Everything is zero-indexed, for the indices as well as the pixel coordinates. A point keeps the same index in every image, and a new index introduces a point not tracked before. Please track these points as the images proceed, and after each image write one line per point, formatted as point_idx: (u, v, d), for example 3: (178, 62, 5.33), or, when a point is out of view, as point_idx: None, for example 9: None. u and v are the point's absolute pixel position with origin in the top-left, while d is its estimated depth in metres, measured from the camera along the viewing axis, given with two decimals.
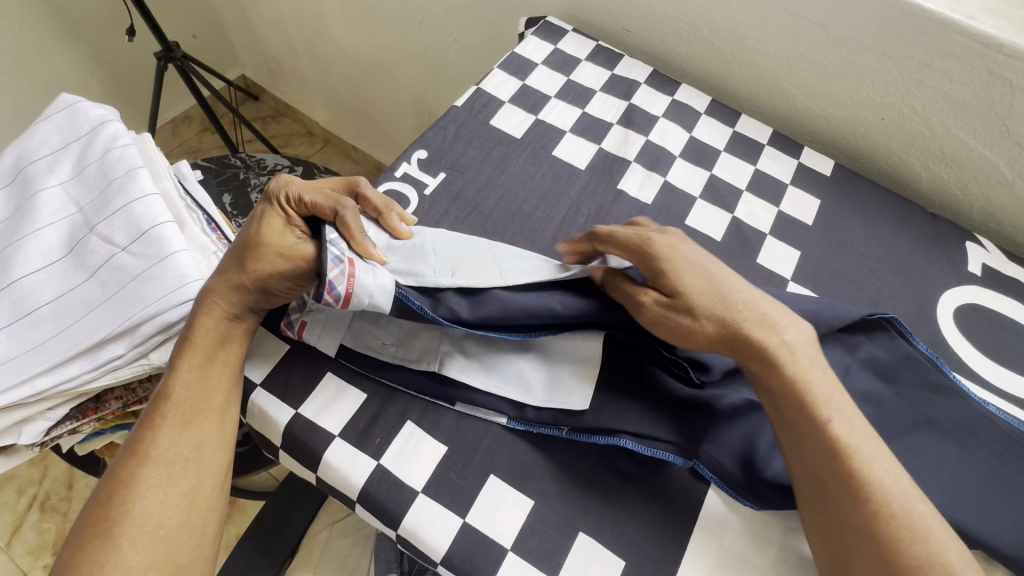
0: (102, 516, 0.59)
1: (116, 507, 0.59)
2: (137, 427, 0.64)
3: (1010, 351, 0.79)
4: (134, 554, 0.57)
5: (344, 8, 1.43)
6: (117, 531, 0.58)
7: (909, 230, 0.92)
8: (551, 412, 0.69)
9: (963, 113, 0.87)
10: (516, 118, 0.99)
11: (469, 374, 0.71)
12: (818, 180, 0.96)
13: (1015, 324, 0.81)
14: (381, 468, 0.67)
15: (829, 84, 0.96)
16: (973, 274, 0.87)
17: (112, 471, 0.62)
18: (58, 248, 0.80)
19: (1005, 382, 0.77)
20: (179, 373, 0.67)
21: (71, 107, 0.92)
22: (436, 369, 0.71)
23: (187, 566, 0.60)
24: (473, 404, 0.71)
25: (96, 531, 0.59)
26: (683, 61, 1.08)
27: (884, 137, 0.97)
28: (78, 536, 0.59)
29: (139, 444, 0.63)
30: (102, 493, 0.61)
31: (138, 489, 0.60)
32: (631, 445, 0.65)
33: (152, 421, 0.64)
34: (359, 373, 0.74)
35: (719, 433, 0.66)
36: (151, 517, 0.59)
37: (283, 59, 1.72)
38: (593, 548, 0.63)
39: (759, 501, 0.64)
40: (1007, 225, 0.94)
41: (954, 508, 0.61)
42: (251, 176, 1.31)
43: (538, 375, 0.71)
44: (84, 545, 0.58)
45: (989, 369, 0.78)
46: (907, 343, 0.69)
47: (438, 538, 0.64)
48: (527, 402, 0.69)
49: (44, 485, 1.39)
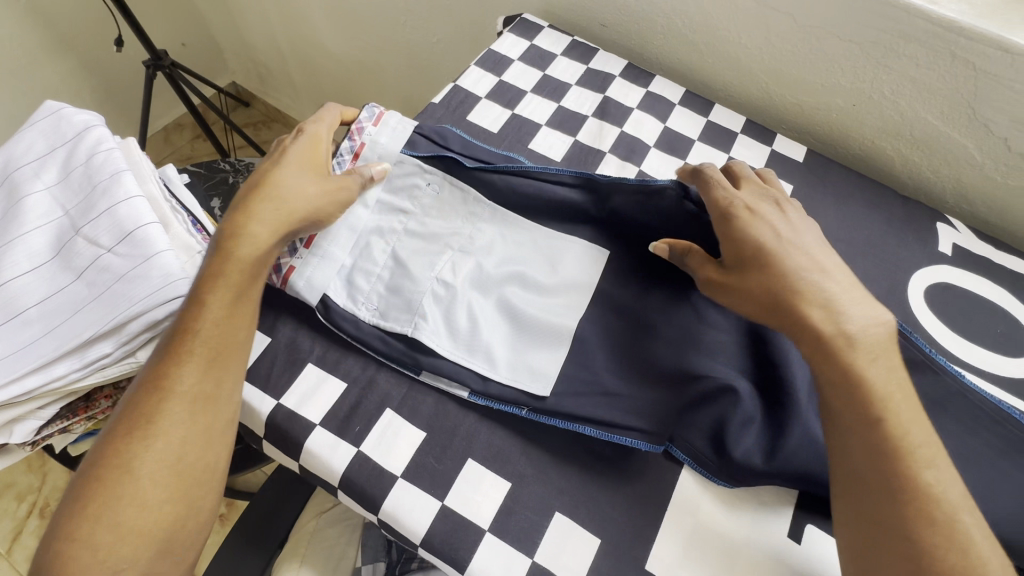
0: (98, 472, 0.46)
1: (124, 450, 0.46)
2: (153, 358, 0.50)
3: (995, 332, 0.63)
4: (150, 488, 0.45)
5: (328, 19, 1.37)
6: (123, 478, 0.45)
7: (881, 212, 0.73)
8: (511, 389, 0.55)
9: (929, 97, 0.71)
10: (493, 113, 0.78)
11: (441, 338, 0.57)
12: (792, 166, 0.77)
13: (994, 305, 0.65)
14: (362, 455, 0.53)
15: (796, 70, 0.78)
16: (944, 254, 0.69)
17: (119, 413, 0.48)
18: (45, 251, 0.67)
19: (984, 361, 0.61)
20: (201, 298, 0.52)
21: (55, 113, 0.75)
22: (409, 332, 0.57)
23: (199, 502, 0.48)
24: (437, 373, 0.57)
25: (95, 482, 0.45)
26: (656, 50, 0.88)
27: (855, 122, 0.78)
28: (70, 494, 0.46)
29: (155, 377, 0.49)
30: (103, 440, 0.47)
31: (145, 443, 0.46)
32: (595, 431, 0.53)
33: (175, 352, 0.50)
34: (344, 344, 0.60)
35: (776, 425, 0.52)
36: (166, 464, 0.46)
37: (270, 65, 1.68)
38: (570, 527, 0.51)
39: (752, 477, 0.51)
40: (981, 208, 0.76)
41: None
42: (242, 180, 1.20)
43: (547, 354, 0.57)
44: (81, 496, 0.45)
45: (964, 349, 0.62)
46: None
47: (418, 520, 0.51)
48: (491, 377, 0.55)
49: (44, 492, 1.27)
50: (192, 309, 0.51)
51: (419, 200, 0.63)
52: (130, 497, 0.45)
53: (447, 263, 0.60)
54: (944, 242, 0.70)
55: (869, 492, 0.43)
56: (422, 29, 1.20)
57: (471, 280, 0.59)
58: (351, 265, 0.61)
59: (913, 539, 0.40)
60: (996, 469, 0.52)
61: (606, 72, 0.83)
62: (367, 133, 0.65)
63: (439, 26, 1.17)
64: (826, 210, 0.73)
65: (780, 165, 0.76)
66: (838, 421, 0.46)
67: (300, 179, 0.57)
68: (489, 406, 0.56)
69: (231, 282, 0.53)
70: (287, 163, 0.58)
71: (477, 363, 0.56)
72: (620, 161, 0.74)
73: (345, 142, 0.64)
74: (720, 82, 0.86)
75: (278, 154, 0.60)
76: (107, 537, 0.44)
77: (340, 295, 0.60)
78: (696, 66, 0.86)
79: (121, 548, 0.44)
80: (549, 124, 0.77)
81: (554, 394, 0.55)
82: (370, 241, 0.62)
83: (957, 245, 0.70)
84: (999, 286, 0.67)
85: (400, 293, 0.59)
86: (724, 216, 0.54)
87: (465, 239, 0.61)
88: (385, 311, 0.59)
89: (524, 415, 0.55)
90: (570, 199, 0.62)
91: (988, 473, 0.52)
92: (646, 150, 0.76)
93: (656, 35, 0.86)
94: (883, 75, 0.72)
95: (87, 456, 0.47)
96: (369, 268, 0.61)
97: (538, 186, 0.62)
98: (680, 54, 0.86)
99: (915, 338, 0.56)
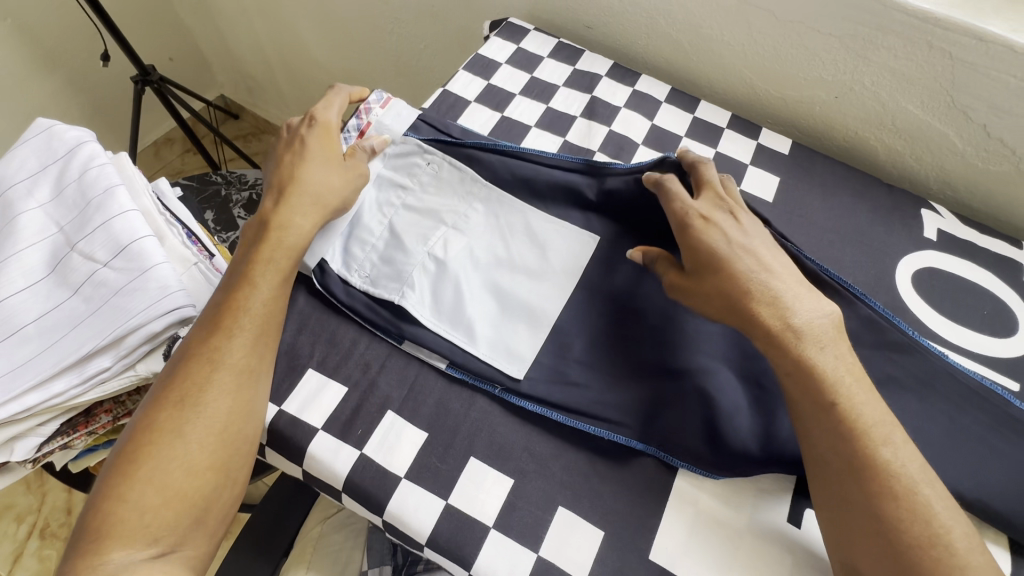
0: (145, 436, 0.48)
1: (171, 416, 0.48)
2: (199, 331, 0.53)
3: (983, 314, 0.65)
4: (193, 455, 0.47)
5: (316, 28, 1.38)
6: (170, 443, 0.47)
7: (866, 200, 0.74)
8: (491, 368, 0.57)
9: (908, 87, 0.72)
10: (482, 116, 0.79)
11: (425, 310, 0.59)
12: (778, 159, 0.78)
13: (980, 288, 0.67)
14: (364, 458, 0.54)
15: (779, 63, 0.79)
16: (929, 240, 0.71)
17: (165, 382, 0.50)
18: (40, 269, 0.67)
19: (972, 343, 0.63)
20: (243, 277, 0.55)
21: (46, 130, 0.75)
22: (397, 300, 0.59)
23: (238, 468, 0.50)
24: (419, 344, 0.59)
25: (142, 446, 0.47)
26: (641, 50, 0.89)
27: (839, 113, 0.80)
28: (117, 456, 0.48)
29: (201, 349, 0.51)
30: (151, 406, 0.49)
31: (192, 411, 0.49)
32: (582, 424, 0.55)
33: (220, 326, 0.52)
34: (333, 313, 0.62)
35: (748, 408, 0.54)
36: (209, 432, 0.49)
37: (259, 76, 1.69)
38: (574, 520, 0.51)
39: (734, 467, 0.52)
40: (964, 193, 0.78)
41: (946, 469, 0.53)
42: (234, 191, 1.20)
43: (526, 337, 0.59)
44: (129, 458, 0.47)
45: (953, 331, 0.63)
46: (865, 306, 0.59)
47: (423, 520, 0.51)
48: (470, 351, 0.57)
49: (44, 511, 1.26)
50: (236, 286, 0.54)
51: (419, 176, 0.66)
52: (174, 461, 0.47)
53: (440, 237, 0.62)
54: (929, 228, 0.72)
55: (848, 485, 0.45)
56: (409, 36, 1.21)
57: (461, 257, 0.61)
58: (347, 232, 0.63)
59: (896, 525, 0.42)
60: (988, 448, 0.54)
61: (593, 72, 0.84)
62: (373, 114, 0.69)
63: (426, 32, 1.18)
64: (814, 200, 0.74)
65: (767, 158, 0.78)
66: (806, 416, 0.48)
67: (323, 170, 0.60)
68: (470, 382, 0.58)
69: (266, 262, 0.56)
70: (308, 153, 0.61)
71: (458, 335, 0.58)
72: (609, 159, 0.75)
73: (352, 120, 0.68)
74: (704, 79, 0.87)
75: (293, 141, 0.63)
76: (152, 500, 0.45)
77: (336, 261, 0.62)
78: (680, 64, 0.88)
79: (165, 512, 0.46)
80: (538, 126, 0.78)
81: (529, 376, 0.57)
82: (365, 216, 0.64)
83: (942, 230, 0.72)
84: (984, 269, 0.68)
85: (392, 267, 0.61)
86: (684, 222, 0.55)
87: (458, 215, 0.64)
88: (379, 293, 0.60)
89: (496, 394, 0.57)
90: (572, 181, 0.65)
91: (980, 452, 0.54)
92: (635, 147, 0.77)
93: (640, 35, 0.88)
94: (863, 68, 0.73)
95: (134, 421, 0.49)
96: (364, 243, 0.63)
97: (534, 168, 0.66)
98: (664, 53, 0.88)
99: (898, 323, 0.59)
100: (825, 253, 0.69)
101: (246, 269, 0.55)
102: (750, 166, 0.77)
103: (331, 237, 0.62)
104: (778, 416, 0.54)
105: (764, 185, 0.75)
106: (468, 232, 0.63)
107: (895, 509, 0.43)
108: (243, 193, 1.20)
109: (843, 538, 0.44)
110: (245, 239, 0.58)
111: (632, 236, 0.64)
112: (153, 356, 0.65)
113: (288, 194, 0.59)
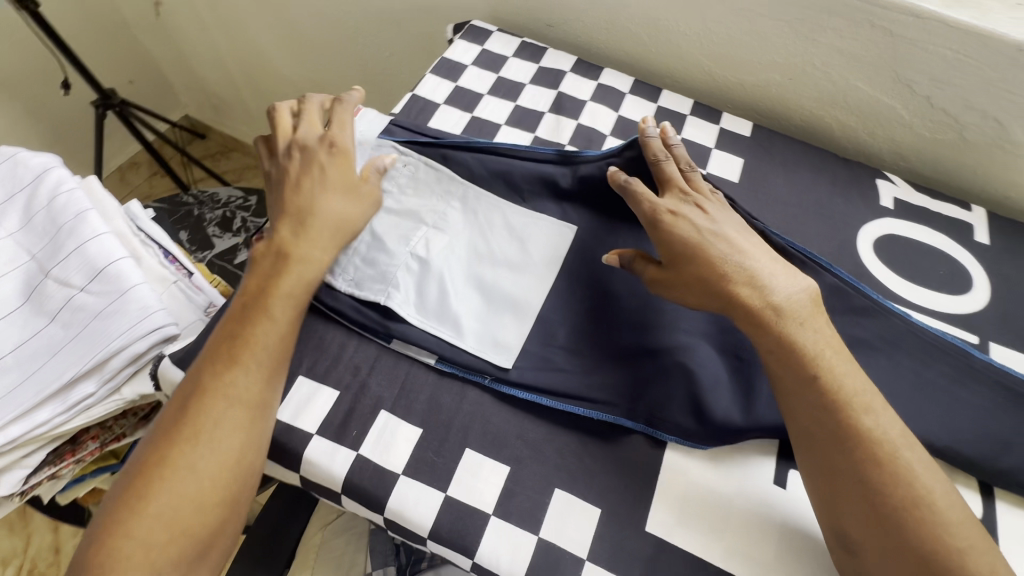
0: (152, 469, 0.48)
1: (179, 449, 0.48)
2: (209, 363, 0.52)
3: (941, 275, 0.69)
4: (197, 490, 0.47)
5: (279, 42, 1.37)
6: (176, 478, 0.47)
7: (826, 175, 0.78)
8: (480, 359, 0.58)
9: (856, 65, 0.76)
10: (453, 117, 0.80)
11: (410, 308, 0.60)
12: (740, 142, 0.81)
13: (936, 250, 0.70)
14: (361, 458, 0.54)
15: (735, 49, 0.82)
16: (886, 208, 0.74)
17: (175, 413, 0.50)
18: (13, 299, 0.66)
19: (933, 302, 0.66)
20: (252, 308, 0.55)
21: (10, 159, 0.74)
22: (382, 301, 0.60)
23: (243, 501, 0.50)
24: (407, 342, 0.60)
25: (148, 479, 0.47)
26: (603, 44, 0.92)
27: (794, 94, 0.83)
28: (123, 489, 0.48)
29: (210, 381, 0.51)
30: (160, 437, 0.49)
31: (199, 445, 0.49)
32: (571, 407, 0.56)
33: (231, 358, 0.52)
34: (320, 318, 0.62)
35: (730, 380, 0.57)
36: (217, 467, 0.48)
37: (224, 94, 1.67)
38: (571, 501, 0.53)
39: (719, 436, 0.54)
40: (916, 162, 0.82)
41: (916, 421, 0.56)
42: (207, 211, 1.19)
43: (511, 327, 0.60)
44: (137, 493, 0.47)
45: (914, 292, 0.67)
46: (831, 274, 0.62)
47: (423, 514, 0.52)
48: (458, 345, 0.59)
49: (30, 553, 1.22)
50: (247, 316, 0.54)
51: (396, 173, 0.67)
52: (180, 498, 0.47)
53: (422, 239, 0.63)
54: (886, 197, 0.76)
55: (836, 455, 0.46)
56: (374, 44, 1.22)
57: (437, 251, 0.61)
58: None
59: (886, 494, 0.44)
60: (953, 397, 0.57)
61: (558, 69, 0.87)
62: None
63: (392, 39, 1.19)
64: (777, 179, 0.77)
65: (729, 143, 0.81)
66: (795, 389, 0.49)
67: (327, 191, 0.60)
68: (461, 376, 0.59)
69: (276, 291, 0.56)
70: (313, 173, 0.61)
71: (446, 331, 0.59)
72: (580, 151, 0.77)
73: None
74: (665, 69, 0.90)
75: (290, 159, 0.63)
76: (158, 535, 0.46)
77: None
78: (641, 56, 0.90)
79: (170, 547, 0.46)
80: (508, 123, 0.80)
81: (517, 365, 0.58)
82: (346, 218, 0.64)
83: (897, 198, 0.76)
84: (939, 232, 0.72)
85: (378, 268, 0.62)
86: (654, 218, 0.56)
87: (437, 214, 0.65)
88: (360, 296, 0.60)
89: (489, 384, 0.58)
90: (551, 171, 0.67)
91: (946, 402, 0.57)
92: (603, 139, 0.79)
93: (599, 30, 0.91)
94: (814, 49, 0.77)
95: (143, 453, 0.49)
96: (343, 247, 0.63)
97: (511, 162, 0.68)
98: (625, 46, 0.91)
99: (863, 289, 0.61)
100: (791, 227, 0.72)
101: (255, 299, 0.55)
102: (714, 149, 0.80)
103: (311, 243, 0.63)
104: (759, 384, 0.56)
105: (729, 166, 0.78)
106: (449, 232, 0.64)
107: (884, 478, 0.44)
108: (217, 211, 1.19)
109: (837, 511, 0.46)
110: (255, 267, 0.58)
111: (607, 223, 0.66)
112: (138, 377, 0.64)
113: (302, 224, 0.59)
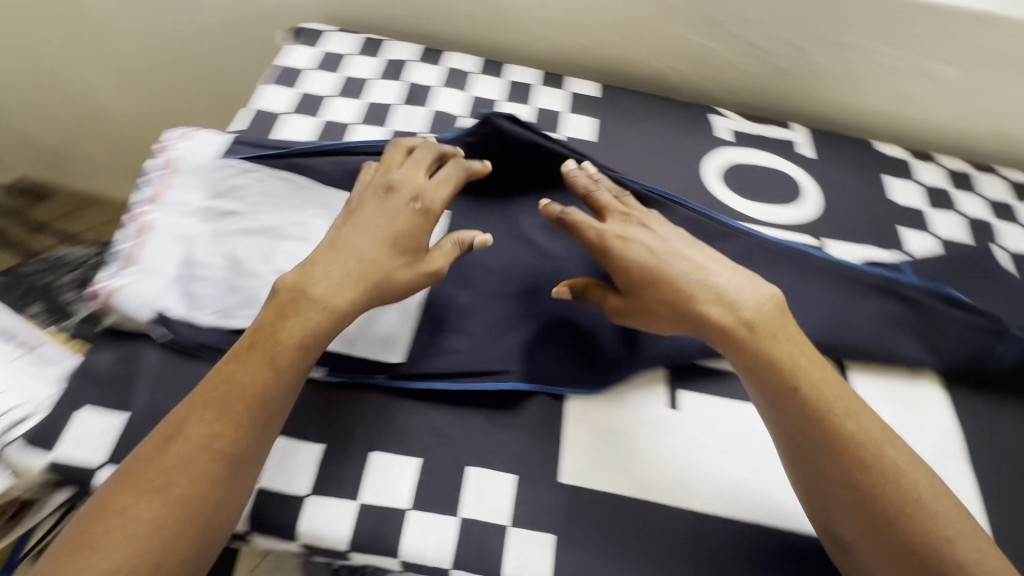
0: (110, 525, 0.40)
1: (149, 510, 0.41)
2: (214, 390, 0.46)
3: (777, 190, 0.77)
4: (178, 551, 0.41)
5: (105, 76, 1.24)
6: (168, 534, 0.41)
7: (667, 119, 0.84)
8: (367, 360, 0.57)
9: (671, 13, 0.82)
10: (301, 124, 0.77)
11: None
12: (588, 101, 0.85)
13: (770, 169, 0.78)
14: (261, 490, 0.51)
15: (565, 16, 0.86)
16: (724, 140, 0.82)
17: (150, 467, 0.43)
18: None
19: (774, 215, 0.74)
20: (237, 349, 0.48)
21: None
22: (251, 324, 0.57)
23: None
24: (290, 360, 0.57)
25: (209, 510, 0.43)
26: (443, 31, 0.92)
27: (628, 50, 0.89)
28: (142, 526, 0.40)
29: (223, 417, 0.45)
30: (161, 471, 0.42)
31: (207, 492, 0.43)
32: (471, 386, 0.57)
33: (224, 398, 0.45)
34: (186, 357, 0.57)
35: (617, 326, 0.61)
36: (188, 527, 0.42)
37: (53, 145, 1.47)
38: (485, 475, 0.54)
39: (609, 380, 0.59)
40: (745, 95, 0.91)
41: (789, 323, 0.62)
42: (57, 277, 1.06)
43: (394, 321, 0.59)
44: (127, 542, 0.40)
45: (758, 209, 0.74)
46: (681, 207, 0.67)
47: (337, 528, 0.50)
48: (344, 351, 0.57)
49: None
50: (225, 360, 0.48)
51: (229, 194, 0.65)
52: (190, 549, 0.42)
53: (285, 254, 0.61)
54: (722, 130, 0.83)
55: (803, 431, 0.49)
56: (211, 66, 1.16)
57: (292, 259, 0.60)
58: (179, 274, 0.59)
59: (874, 494, 0.46)
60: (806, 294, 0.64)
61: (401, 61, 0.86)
62: (172, 149, 0.69)
63: (231, 56, 1.13)
64: (630, 133, 0.81)
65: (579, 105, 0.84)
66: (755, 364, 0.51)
67: (368, 235, 0.53)
68: (351, 381, 0.57)
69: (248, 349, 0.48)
70: (370, 215, 0.55)
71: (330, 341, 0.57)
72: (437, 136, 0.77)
73: (151, 162, 0.68)
74: (507, 46, 0.92)
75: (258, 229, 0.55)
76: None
77: (176, 306, 0.57)
78: (485, 35, 0.91)
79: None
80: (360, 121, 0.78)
81: (409, 358, 0.58)
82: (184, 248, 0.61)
83: (733, 130, 0.83)
84: (770, 153, 0.80)
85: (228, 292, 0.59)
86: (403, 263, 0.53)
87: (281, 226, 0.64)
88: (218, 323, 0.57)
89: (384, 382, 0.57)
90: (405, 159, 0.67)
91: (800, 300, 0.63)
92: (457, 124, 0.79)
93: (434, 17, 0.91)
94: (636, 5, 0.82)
95: (126, 503, 0.41)
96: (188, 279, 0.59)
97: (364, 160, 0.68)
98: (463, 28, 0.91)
99: (712, 216, 0.67)
100: (648, 171, 0.77)
101: (244, 337, 0.49)
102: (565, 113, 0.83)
103: (145, 279, 0.58)
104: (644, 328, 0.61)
105: (582, 126, 0.81)
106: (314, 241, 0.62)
107: (840, 438, 0.48)
108: (69, 276, 1.06)
109: (827, 510, 0.48)
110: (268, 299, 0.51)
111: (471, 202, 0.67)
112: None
113: (349, 258, 0.52)
